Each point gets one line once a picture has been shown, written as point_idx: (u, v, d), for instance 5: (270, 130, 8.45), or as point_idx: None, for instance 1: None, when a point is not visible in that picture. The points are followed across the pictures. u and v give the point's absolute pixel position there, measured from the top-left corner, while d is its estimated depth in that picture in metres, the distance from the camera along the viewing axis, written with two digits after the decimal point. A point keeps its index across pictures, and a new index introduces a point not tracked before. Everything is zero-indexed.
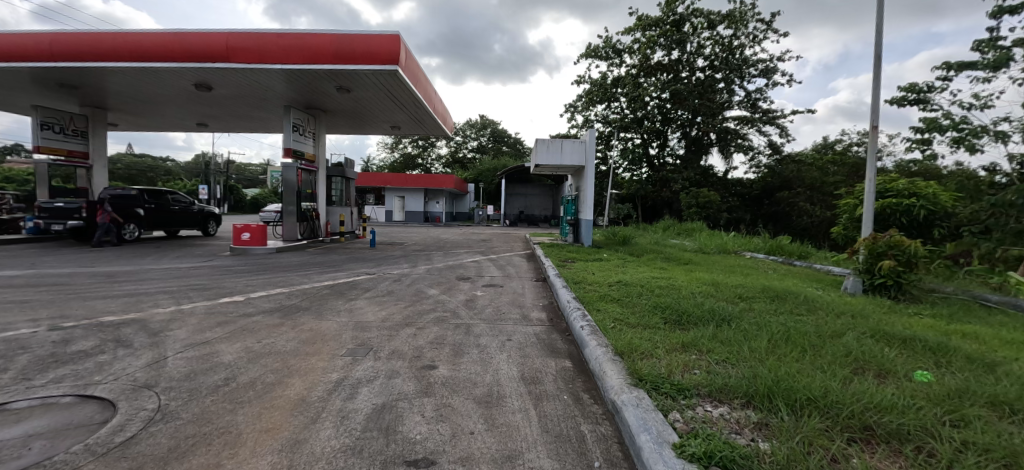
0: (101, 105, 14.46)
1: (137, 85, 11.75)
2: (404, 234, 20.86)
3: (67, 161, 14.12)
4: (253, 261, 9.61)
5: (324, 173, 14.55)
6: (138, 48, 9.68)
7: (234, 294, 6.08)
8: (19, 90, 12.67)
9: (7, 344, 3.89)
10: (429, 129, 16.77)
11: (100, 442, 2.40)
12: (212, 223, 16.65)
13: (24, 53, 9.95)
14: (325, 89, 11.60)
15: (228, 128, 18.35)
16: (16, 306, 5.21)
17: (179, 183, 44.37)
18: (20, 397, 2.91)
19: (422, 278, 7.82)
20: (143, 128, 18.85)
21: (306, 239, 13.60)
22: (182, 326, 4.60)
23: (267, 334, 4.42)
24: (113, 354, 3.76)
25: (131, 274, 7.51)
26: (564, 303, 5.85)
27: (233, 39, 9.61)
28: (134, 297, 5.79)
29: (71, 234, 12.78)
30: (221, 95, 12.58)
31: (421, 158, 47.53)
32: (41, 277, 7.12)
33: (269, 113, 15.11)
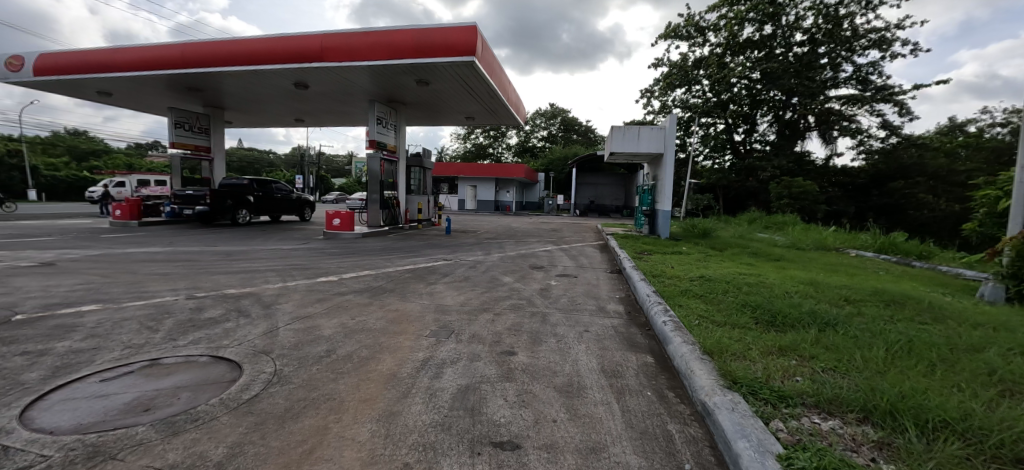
0: (220, 106, 16.56)
1: (249, 86, 13.23)
2: (478, 222, 21.52)
3: (194, 154, 16.38)
4: (343, 245, 10.48)
5: (404, 163, 15.38)
6: (249, 53, 10.88)
7: (330, 274, 6.67)
8: (159, 94, 14.89)
9: (157, 308, 4.64)
10: (502, 119, 16.98)
11: (232, 397, 2.76)
12: (307, 211, 18.39)
13: (163, 62, 11.66)
14: (406, 83, 12.14)
15: (321, 122, 20.09)
16: (165, 278, 6.18)
17: (281, 173, 50.14)
18: (168, 354, 3.43)
19: (496, 265, 8.00)
20: (253, 125, 21.33)
21: (388, 226, 14.55)
22: (289, 300, 5.15)
23: (359, 312, 4.80)
24: (236, 322, 4.32)
25: (247, 253, 8.57)
26: (642, 296, 5.62)
27: (326, 40, 10.41)
28: (250, 274, 6.60)
29: (198, 219, 14.81)
30: (315, 92, 13.74)
31: (492, 147, 48.85)
32: (182, 254, 8.40)
33: (356, 108, 16.24)
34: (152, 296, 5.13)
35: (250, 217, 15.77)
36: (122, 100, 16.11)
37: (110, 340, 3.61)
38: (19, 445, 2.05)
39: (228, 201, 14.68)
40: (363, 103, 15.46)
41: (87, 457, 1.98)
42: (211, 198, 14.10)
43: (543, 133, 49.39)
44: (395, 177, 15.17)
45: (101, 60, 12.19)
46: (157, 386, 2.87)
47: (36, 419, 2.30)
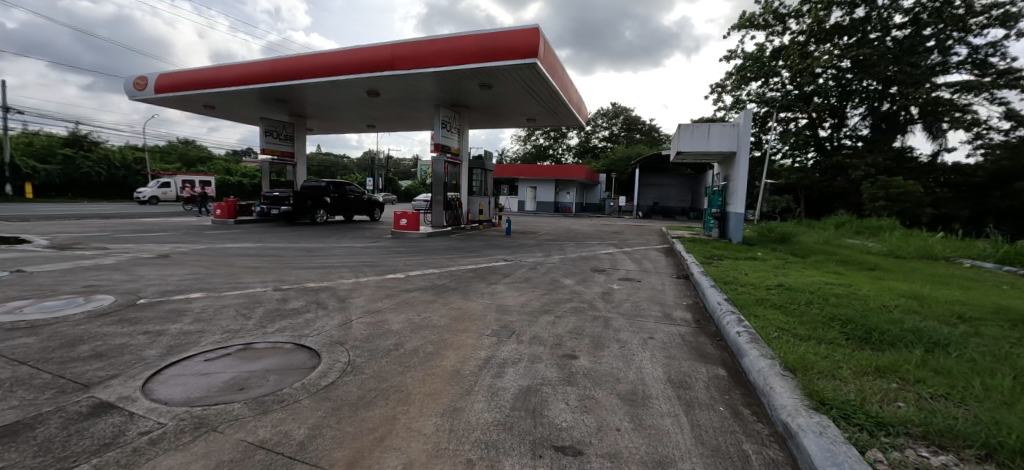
0: (303, 115, 18.18)
1: (328, 96, 14.37)
2: (537, 223, 21.59)
3: (281, 160, 18.10)
4: (410, 244, 11.04)
5: (467, 165, 15.83)
6: (329, 65, 11.83)
7: (398, 272, 7.03)
8: (253, 106, 16.65)
9: (250, 298, 5.17)
10: (563, 120, 16.90)
11: (312, 382, 2.97)
12: (377, 211, 19.55)
13: (257, 77, 13.02)
14: (469, 87, 12.49)
15: (390, 128, 21.31)
16: (256, 271, 6.89)
17: (355, 176, 53.99)
18: (259, 340, 3.77)
19: (556, 267, 7.95)
20: (331, 132, 23.15)
21: (451, 226, 15.07)
22: (361, 295, 5.50)
23: (424, 309, 5.00)
24: (315, 313, 4.69)
25: (325, 250, 9.31)
26: (712, 304, 5.28)
27: (396, 50, 11.03)
28: (327, 269, 7.16)
29: (284, 218, 16.35)
30: (385, 99, 14.60)
31: (552, 149, 48.83)
32: (271, 250, 9.33)
33: (422, 113, 17.01)
34: (246, 287, 5.73)
35: (327, 217, 17.10)
36: (223, 112, 18.24)
37: (213, 324, 4.07)
38: (141, 413, 2.35)
39: (308, 202, 16.07)
40: (428, 109, 16.15)
41: (195, 427, 2.23)
42: (294, 199, 15.56)
43: (604, 133, 48.41)
44: (458, 179, 15.69)
45: (206, 77, 13.88)
46: (251, 368, 3.17)
47: (155, 392, 2.62)
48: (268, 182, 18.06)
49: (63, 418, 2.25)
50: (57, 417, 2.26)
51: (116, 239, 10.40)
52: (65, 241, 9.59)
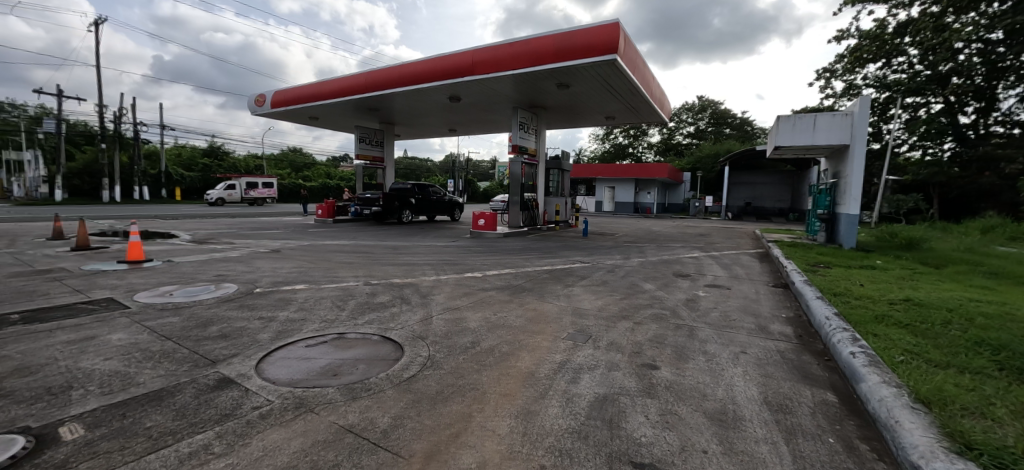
0: (392, 122, 19.60)
1: (413, 104, 15.34)
2: (615, 224, 20.93)
3: (372, 164, 19.72)
4: (487, 244, 11.34)
5: (544, 165, 15.85)
6: (415, 75, 12.62)
7: (475, 271, 7.25)
8: (350, 116, 18.34)
9: (345, 291, 5.68)
10: (644, 117, 16.17)
11: (395, 374, 3.11)
12: (457, 211, 20.44)
13: (353, 89, 14.33)
14: (546, 88, 12.48)
15: (470, 131, 22.13)
16: (350, 266, 7.55)
17: (437, 178, 57.27)
18: (351, 330, 4.07)
19: (635, 271, 7.60)
20: (416, 137, 24.70)
21: (527, 226, 15.22)
22: (441, 292, 5.75)
23: (500, 308, 5.06)
24: (400, 308, 4.98)
25: (410, 248, 9.93)
26: (819, 319, 4.61)
27: (476, 55, 11.39)
28: (411, 266, 7.61)
29: (374, 217, 17.81)
30: (466, 104, 15.18)
31: (631, 147, 47.09)
32: (364, 247, 10.19)
33: (500, 116, 17.39)
34: (343, 280, 6.31)
35: (411, 217, 18.27)
36: (325, 123, 20.37)
37: (314, 313, 4.52)
38: (255, 389, 2.66)
39: (395, 203, 17.41)
40: (506, 111, 16.46)
41: (296, 406, 2.47)
42: (383, 200, 16.99)
43: (689, 129, 45.45)
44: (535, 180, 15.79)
45: (311, 93, 15.62)
46: (343, 355, 3.41)
47: (266, 371, 2.95)
48: (362, 185, 19.81)
49: (195, 388, 2.62)
50: (191, 387, 2.64)
51: (242, 235, 12.14)
52: (205, 236, 11.42)
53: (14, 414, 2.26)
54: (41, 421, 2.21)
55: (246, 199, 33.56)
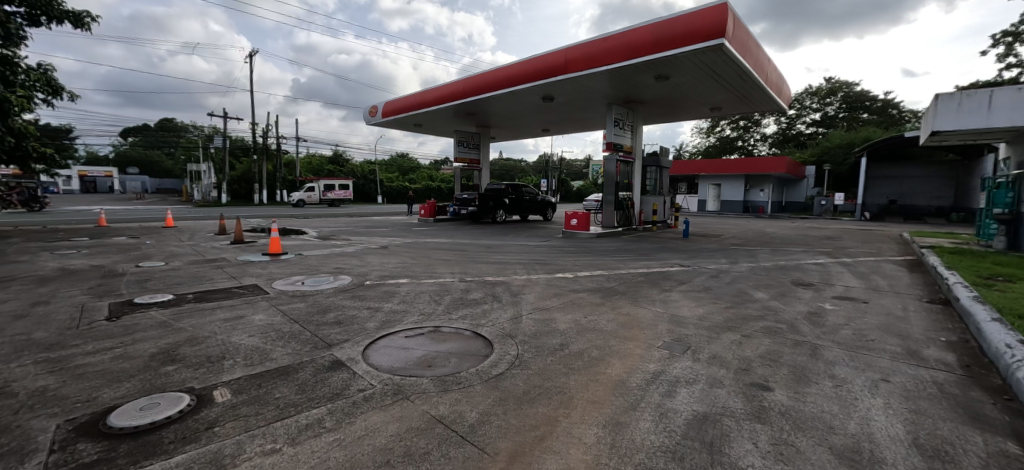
0: (487, 126, 20.39)
1: (508, 106, 15.77)
2: (721, 225, 19.12)
3: (469, 166, 20.75)
4: (579, 244, 11.16)
5: (640, 163, 15.09)
6: (509, 78, 12.99)
7: (566, 271, 7.16)
8: (450, 122, 19.53)
9: (442, 286, 6.01)
10: (757, 106, 14.47)
11: (484, 370, 3.13)
12: (550, 211, 20.57)
13: (453, 97, 15.27)
14: (643, 81, 11.86)
15: (563, 130, 22.04)
16: (447, 263, 8.02)
17: (530, 179, 58.31)
18: (445, 324, 4.22)
19: (744, 277, 6.81)
20: (510, 139, 25.38)
21: (622, 227, 14.68)
22: (532, 291, 5.77)
23: (591, 311, 4.88)
24: (492, 304, 5.09)
25: (503, 247, 10.22)
26: (999, 346, 3.62)
27: (568, 53, 11.30)
28: (503, 265, 7.80)
29: (471, 217, 18.78)
30: (559, 103, 15.16)
31: (740, 140, 42.63)
32: (460, 245, 10.76)
33: (593, 113, 17.02)
34: (441, 276, 6.71)
35: (505, 217, 18.84)
36: (428, 129, 22.01)
37: (415, 306, 4.86)
38: (362, 373, 2.94)
39: (490, 203, 18.02)
40: (599, 108, 16.04)
41: (394, 393, 2.66)
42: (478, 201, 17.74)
43: (814, 116, 39.60)
44: (630, 178, 15.14)
45: (416, 102, 16.99)
46: (437, 348, 3.54)
47: (372, 358, 3.23)
48: (459, 186, 20.94)
49: (313, 367, 2.99)
50: (313, 366, 3.01)
51: (359, 232, 13.67)
52: (329, 233, 13.11)
53: (186, 376, 2.83)
54: (203, 384, 2.72)
55: (325, 201, 36.54)
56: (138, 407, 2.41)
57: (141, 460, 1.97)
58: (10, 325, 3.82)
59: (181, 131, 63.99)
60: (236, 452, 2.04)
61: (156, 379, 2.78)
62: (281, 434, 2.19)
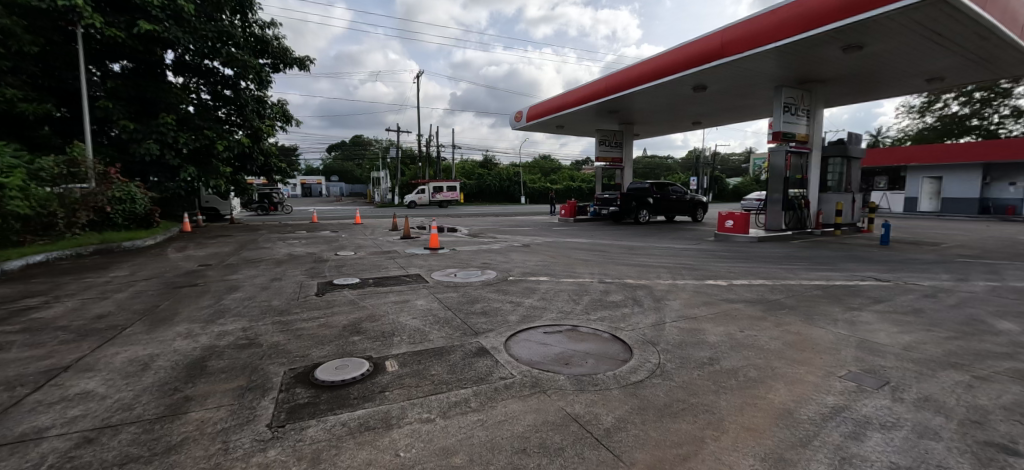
0: (630, 122, 19.60)
1: (653, 100, 14.91)
2: (944, 230, 14.59)
3: (611, 165, 20.24)
4: (735, 248, 9.86)
5: (820, 154, 12.56)
6: (656, 70, 12.28)
7: (719, 278, 6.38)
8: (592, 121, 19.39)
9: (581, 285, 5.96)
10: (1013, 69, 10.57)
11: (622, 375, 2.96)
12: (699, 212, 18.75)
13: (595, 96, 15.18)
14: (825, 55, 9.82)
15: (718, 122, 19.75)
16: (587, 263, 7.97)
17: (676, 178, 54.46)
18: (583, 324, 4.16)
19: (985, 300, 5.03)
20: (655, 135, 23.91)
21: (792, 230, 12.51)
22: (677, 298, 5.29)
23: (750, 325, 4.21)
24: (633, 308, 4.81)
25: (646, 249, 9.69)
26: None
27: (726, 35, 10.09)
28: (645, 268, 7.37)
29: (611, 217, 18.41)
30: (713, 92, 13.66)
31: (979, 117, 31.96)
32: (600, 246, 10.58)
33: (757, 99, 14.80)
34: (580, 276, 6.68)
35: (649, 217, 17.84)
36: (570, 130, 22.30)
37: (553, 304, 4.94)
38: (503, 362, 3.13)
39: (633, 203, 17.28)
40: (765, 93, 13.88)
41: (531, 385, 2.76)
42: (621, 200, 17.24)
43: None
44: (804, 173, 12.76)
45: (559, 104, 17.42)
46: (576, 347, 3.52)
47: (513, 350, 3.40)
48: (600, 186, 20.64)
49: (463, 352, 3.31)
50: (461, 351, 3.33)
51: (503, 231, 14.63)
52: (478, 231, 14.37)
53: (366, 346, 3.44)
54: (379, 353, 3.27)
55: (434, 202, 38.60)
56: (335, 366, 3.03)
57: (336, 408, 2.48)
58: (260, 293, 5.23)
59: (368, 146, 78.61)
60: (400, 415, 2.39)
61: (346, 345, 3.45)
62: (435, 406, 2.47)
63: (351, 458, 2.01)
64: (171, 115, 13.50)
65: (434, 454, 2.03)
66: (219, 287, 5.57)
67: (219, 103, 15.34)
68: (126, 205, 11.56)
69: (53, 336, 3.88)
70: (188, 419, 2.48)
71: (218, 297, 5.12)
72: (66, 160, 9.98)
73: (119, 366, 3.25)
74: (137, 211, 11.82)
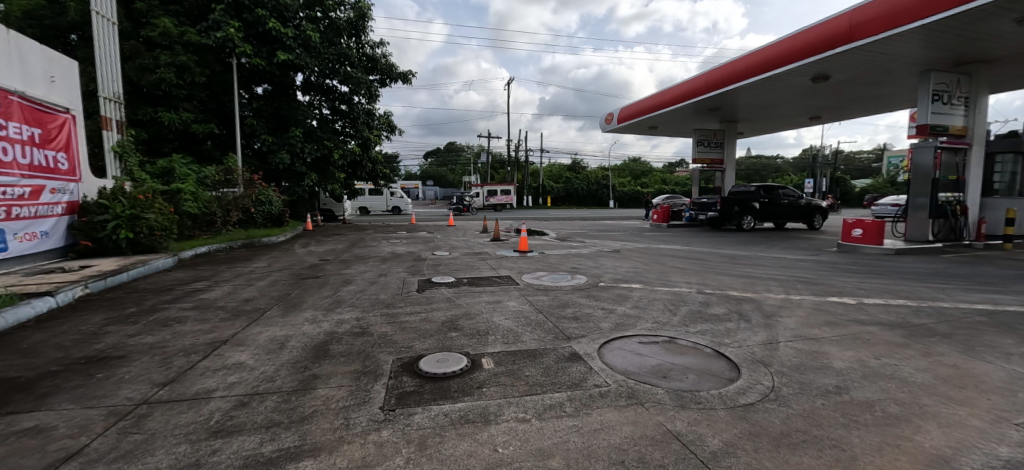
0: (733, 120, 18.04)
1: (763, 95, 13.52)
2: None
3: (710, 167, 18.76)
4: (865, 261, 8.49)
5: (984, 150, 10.29)
6: (768, 61, 11.14)
7: (845, 296, 5.55)
8: (689, 120, 18.23)
9: (677, 296, 5.62)
10: None
11: (729, 396, 2.73)
12: (817, 218, 16.60)
13: (693, 93, 14.26)
14: (995, 29, 8.02)
15: (842, 115, 17.23)
16: (684, 272, 7.48)
17: (788, 180, 48.82)
18: (683, 336, 3.92)
19: None
20: (763, 132, 21.63)
21: (941, 242, 10.48)
22: (792, 315, 4.71)
23: (887, 353, 3.57)
24: (738, 324, 4.38)
25: (751, 259, 8.82)
26: None
27: (856, 16, 8.73)
28: (751, 280, 6.70)
29: (709, 223, 17.33)
30: (838, 81, 11.96)
31: None
32: (698, 253, 9.89)
33: (896, 87, 12.59)
34: (676, 285, 6.32)
35: (754, 223, 16.23)
36: (664, 130, 21.16)
37: (647, 313, 4.71)
38: (597, 369, 3.08)
39: (735, 208, 15.95)
40: (907, 80, 11.76)
41: (628, 396, 2.68)
42: (720, 205, 16.25)
43: None
44: (961, 173, 10.55)
45: (653, 104, 16.68)
46: (676, 360, 3.33)
47: (607, 358, 3.34)
48: (698, 189, 19.29)
49: (556, 356, 3.32)
50: (554, 354, 3.35)
51: (591, 235, 14.39)
52: (565, 235, 14.32)
53: (464, 342, 3.62)
54: (476, 350, 3.43)
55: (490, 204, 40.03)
56: (437, 359, 3.24)
57: (438, 398, 2.65)
58: (369, 287, 5.81)
59: (460, 152, 83.26)
60: (497, 412, 2.48)
61: (445, 340, 3.68)
62: (531, 407, 2.52)
63: (453, 448, 2.13)
64: (299, 129, 15.64)
65: (531, 454, 2.07)
66: (336, 280, 6.31)
67: (337, 116, 17.37)
68: (265, 207, 13.66)
69: (215, 315, 4.74)
70: (314, 395, 2.83)
71: (336, 288, 5.79)
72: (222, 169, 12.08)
73: (262, 343, 3.85)
74: (273, 211, 13.90)
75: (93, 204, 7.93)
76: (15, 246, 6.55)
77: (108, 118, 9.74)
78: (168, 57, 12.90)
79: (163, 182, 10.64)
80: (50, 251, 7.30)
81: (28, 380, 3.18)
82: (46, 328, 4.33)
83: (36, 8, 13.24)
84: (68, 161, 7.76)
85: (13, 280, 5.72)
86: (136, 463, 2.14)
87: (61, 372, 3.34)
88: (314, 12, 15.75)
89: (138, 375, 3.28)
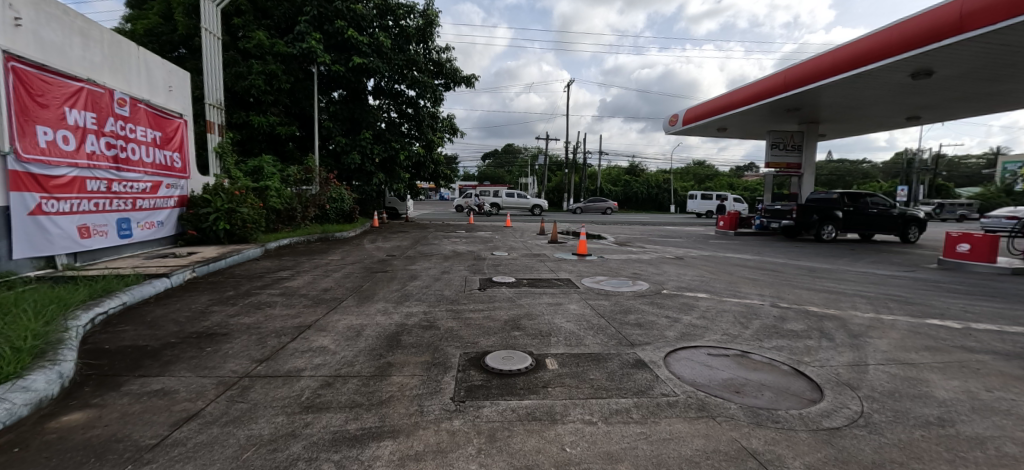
0: (815, 120, 16.65)
1: (851, 93, 12.35)
2: None
3: (785, 172, 17.40)
4: (973, 281, 7.48)
5: None
6: (858, 56, 10.17)
7: (949, 319, 4.94)
8: (763, 122, 17.10)
9: (748, 308, 5.32)
10: None
11: (812, 418, 2.57)
12: (913, 230, 14.83)
13: (768, 92, 13.37)
14: None
15: (948, 115, 15.25)
16: (755, 283, 7.06)
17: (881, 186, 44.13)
18: (756, 351, 3.73)
19: None
20: (849, 134, 19.72)
21: None
22: (884, 337, 4.29)
23: (1005, 386, 3.14)
24: (819, 342, 4.06)
25: (833, 273, 8.11)
26: None
27: (970, 3, 7.70)
28: (834, 295, 6.17)
29: (783, 231, 15.94)
30: (946, 77, 10.62)
31: None
32: (770, 264, 9.27)
33: (1019, 82, 10.96)
34: (746, 297, 5.99)
35: (836, 234, 14.79)
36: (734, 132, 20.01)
37: (716, 324, 4.52)
38: (663, 378, 3.03)
39: (813, 216, 14.63)
40: None
41: (698, 408, 2.61)
42: (798, 213, 14.81)
43: None
44: None
45: (722, 104, 15.85)
46: (750, 375, 3.18)
47: (674, 367, 3.27)
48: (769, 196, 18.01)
49: (620, 361, 3.31)
50: (618, 360, 3.34)
51: (651, 241, 14.02)
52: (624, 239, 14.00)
53: (527, 342, 3.71)
54: (539, 351, 3.49)
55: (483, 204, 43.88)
56: (503, 356, 3.35)
57: (505, 394, 2.76)
58: (434, 283, 6.09)
59: (515, 153, 84.66)
60: (563, 412, 2.53)
61: (509, 339, 3.79)
62: (597, 410, 2.54)
63: (522, 443, 2.21)
64: (369, 131, 16.64)
65: (601, 457, 2.08)
66: (404, 275, 6.69)
67: (404, 119, 18.23)
68: (337, 204, 14.71)
69: (299, 301, 5.22)
70: (389, 382, 3.04)
71: (403, 283, 6.13)
72: (303, 168, 13.23)
73: (341, 330, 4.19)
74: (344, 208, 14.96)
75: (198, 198, 9.03)
76: (138, 233, 7.59)
77: (212, 122, 11.01)
78: (259, 66, 14.36)
79: (254, 179, 11.81)
80: (164, 238, 8.40)
81: (155, 349, 3.72)
82: (164, 304, 5.03)
83: (157, 26, 15.32)
84: (181, 160, 8.89)
85: (137, 262, 6.67)
86: (244, 428, 2.44)
87: (179, 344, 3.87)
88: (386, 22, 16.73)
89: (239, 350, 3.71)
